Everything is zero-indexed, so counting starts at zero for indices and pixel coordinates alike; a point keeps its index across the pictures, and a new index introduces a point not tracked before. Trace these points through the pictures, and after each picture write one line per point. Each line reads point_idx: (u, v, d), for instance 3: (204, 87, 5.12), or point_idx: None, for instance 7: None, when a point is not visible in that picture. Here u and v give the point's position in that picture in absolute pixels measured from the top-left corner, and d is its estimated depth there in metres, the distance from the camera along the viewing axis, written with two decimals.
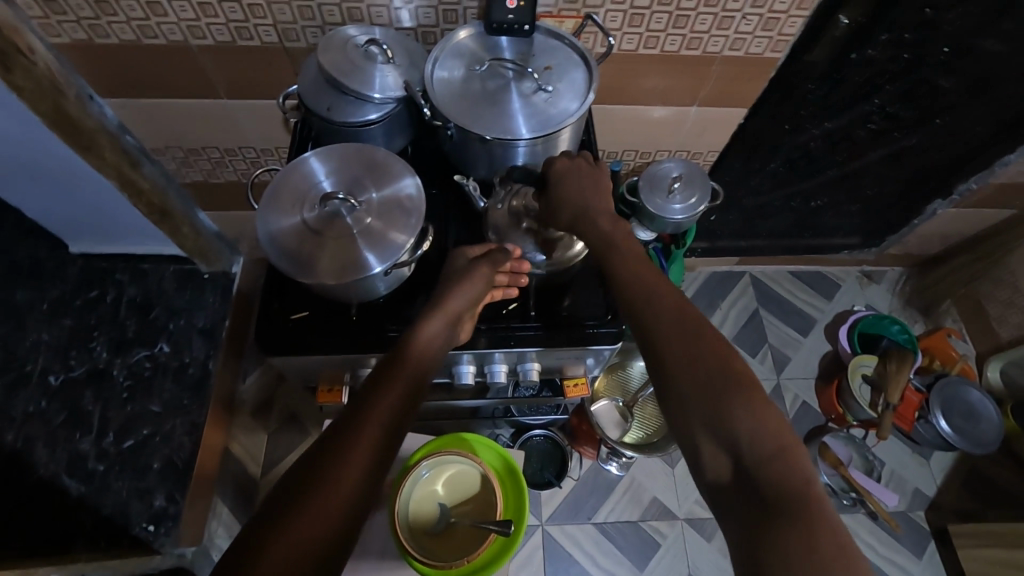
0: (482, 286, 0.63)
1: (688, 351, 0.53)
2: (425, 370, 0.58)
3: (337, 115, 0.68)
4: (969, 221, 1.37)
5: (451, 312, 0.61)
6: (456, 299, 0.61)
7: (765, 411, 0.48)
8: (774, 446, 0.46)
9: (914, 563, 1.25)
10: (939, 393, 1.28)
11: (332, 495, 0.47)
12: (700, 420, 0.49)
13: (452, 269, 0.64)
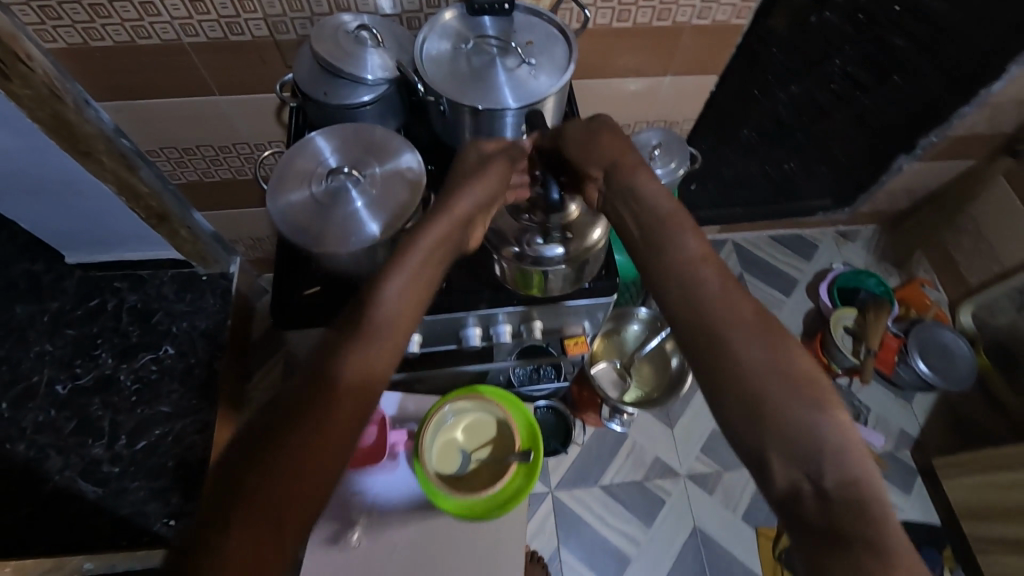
0: (499, 181, 0.64)
1: (753, 344, 0.47)
2: (423, 285, 0.56)
3: (335, 99, 0.71)
4: (932, 174, 1.44)
5: (462, 211, 0.61)
6: (466, 197, 0.61)
7: (842, 422, 0.43)
8: (847, 453, 0.41)
9: (905, 498, 1.33)
10: (915, 336, 1.36)
11: (334, 410, 0.45)
12: (776, 428, 0.43)
13: (469, 166, 0.65)
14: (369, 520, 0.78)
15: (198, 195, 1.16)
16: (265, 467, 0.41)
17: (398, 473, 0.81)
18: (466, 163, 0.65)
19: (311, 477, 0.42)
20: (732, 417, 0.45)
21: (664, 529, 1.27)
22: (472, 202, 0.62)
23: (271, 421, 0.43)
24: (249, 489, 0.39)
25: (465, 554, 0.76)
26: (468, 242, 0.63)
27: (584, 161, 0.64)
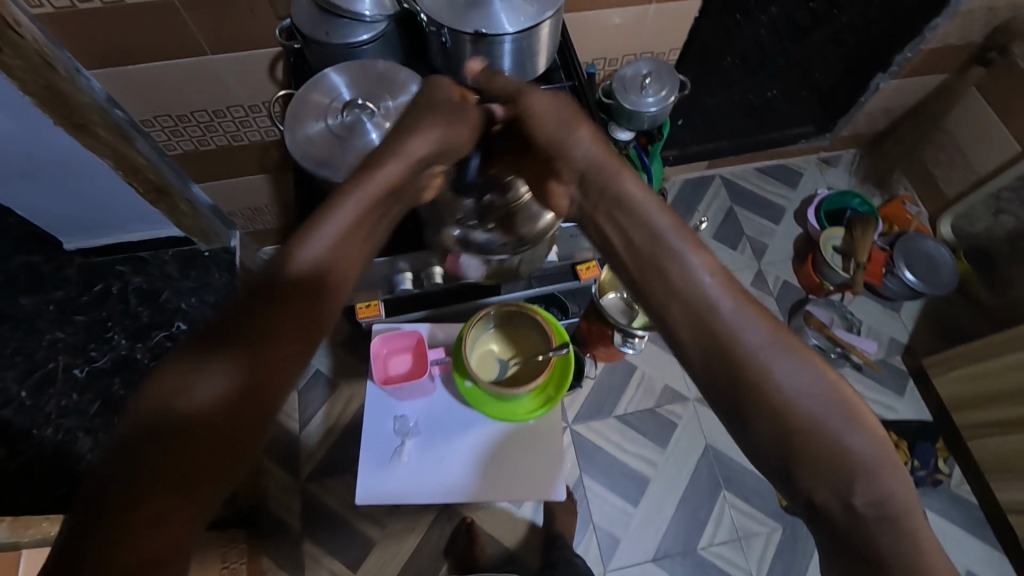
0: (467, 134, 0.59)
1: (784, 378, 0.42)
2: (349, 259, 0.49)
3: (337, 38, 0.73)
4: (909, 91, 1.48)
5: (407, 163, 0.54)
6: (416, 141, 0.55)
7: (884, 454, 0.40)
8: (887, 480, 0.39)
9: (899, 400, 1.42)
10: (900, 248, 1.43)
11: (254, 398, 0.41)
12: (822, 468, 0.40)
13: (435, 104, 0.59)
14: (414, 439, 0.85)
15: (199, 167, 1.15)
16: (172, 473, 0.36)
17: (435, 396, 0.87)
18: (433, 100, 0.60)
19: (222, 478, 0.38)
20: (764, 444, 0.41)
21: (678, 449, 1.34)
22: (419, 150, 0.55)
23: (157, 420, 0.37)
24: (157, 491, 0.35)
25: (505, 465, 0.84)
26: (408, 195, 0.57)
27: (564, 151, 0.56)
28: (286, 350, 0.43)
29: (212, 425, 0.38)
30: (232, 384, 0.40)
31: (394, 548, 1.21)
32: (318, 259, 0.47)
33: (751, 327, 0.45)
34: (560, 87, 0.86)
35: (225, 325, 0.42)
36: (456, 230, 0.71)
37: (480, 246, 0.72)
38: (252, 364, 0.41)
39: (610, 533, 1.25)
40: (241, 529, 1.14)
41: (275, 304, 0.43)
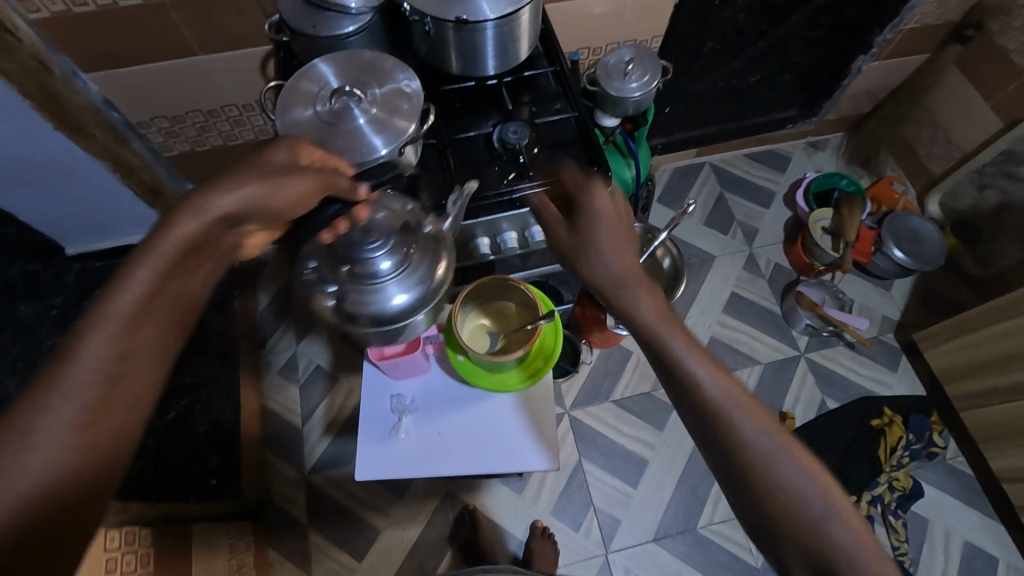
0: (290, 199, 0.56)
1: (777, 470, 0.50)
2: (177, 305, 0.48)
3: (323, 31, 0.76)
4: (891, 72, 1.50)
5: (213, 217, 0.50)
6: (219, 198, 0.51)
7: (852, 527, 0.48)
8: (822, 496, 0.49)
9: (892, 375, 1.45)
10: (888, 226, 1.45)
11: (81, 453, 0.41)
12: (795, 540, 0.49)
13: (259, 162, 0.56)
14: (411, 416, 0.86)
15: (191, 164, 1.16)
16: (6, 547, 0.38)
17: (431, 374, 0.90)
18: (265, 157, 0.57)
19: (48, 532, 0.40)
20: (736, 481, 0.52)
21: (676, 430, 1.35)
22: (226, 206, 0.51)
23: None
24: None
25: (501, 437, 0.85)
26: (227, 248, 0.53)
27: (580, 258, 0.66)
28: (106, 423, 0.43)
29: (39, 516, 0.39)
30: (44, 473, 0.40)
31: (399, 536, 1.23)
32: (128, 322, 0.45)
33: (752, 422, 0.52)
34: (542, 72, 0.88)
35: (22, 412, 0.41)
36: (329, 298, 0.68)
37: (351, 314, 0.67)
38: (64, 449, 0.41)
39: (611, 515, 1.27)
40: (248, 522, 1.16)
41: (81, 383, 0.42)
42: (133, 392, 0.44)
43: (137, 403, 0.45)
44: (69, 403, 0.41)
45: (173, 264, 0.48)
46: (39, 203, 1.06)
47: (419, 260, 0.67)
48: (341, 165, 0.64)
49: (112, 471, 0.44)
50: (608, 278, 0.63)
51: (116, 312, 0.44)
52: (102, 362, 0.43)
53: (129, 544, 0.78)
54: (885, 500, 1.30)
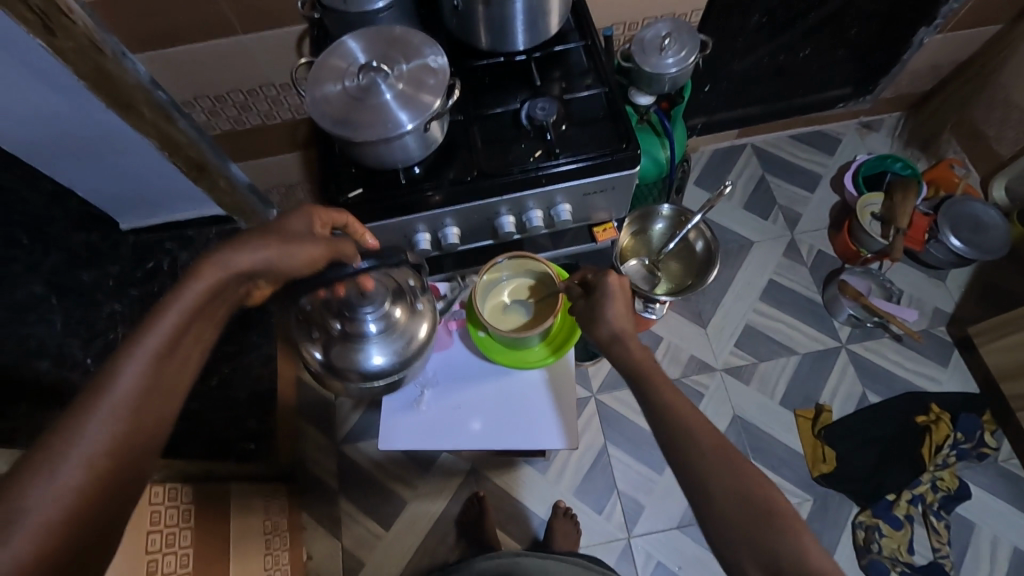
0: (298, 262, 0.61)
1: (723, 469, 0.53)
2: (196, 343, 0.52)
3: (353, 7, 0.76)
4: (958, 46, 1.39)
5: (223, 273, 0.55)
6: (232, 257, 0.56)
7: (790, 530, 0.50)
8: (775, 503, 0.51)
9: (943, 371, 1.37)
10: (946, 212, 1.36)
11: (126, 468, 0.45)
12: (742, 540, 0.51)
13: (276, 227, 0.61)
14: (431, 389, 0.88)
15: (233, 145, 1.20)
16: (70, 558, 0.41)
17: (452, 350, 0.91)
18: (284, 222, 0.62)
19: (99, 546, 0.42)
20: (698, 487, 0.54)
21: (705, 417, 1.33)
22: (240, 264, 0.56)
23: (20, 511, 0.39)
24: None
25: (518, 414, 0.86)
26: (235, 301, 0.57)
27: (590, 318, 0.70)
28: (126, 453, 0.44)
29: (58, 537, 0.40)
30: (65, 494, 0.41)
31: (426, 508, 1.27)
32: (159, 354, 0.48)
33: (701, 428, 0.56)
34: (574, 47, 0.86)
35: (47, 439, 0.43)
36: (318, 351, 0.78)
37: (336, 367, 0.77)
38: (86, 474, 0.42)
39: (634, 500, 1.26)
40: (283, 487, 1.21)
41: (108, 411, 0.44)
42: (154, 426, 0.47)
43: (153, 439, 0.47)
44: (94, 430, 0.43)
45: (195, 309, 0.52)
46: (95, 176, 1.11)
47: (404, 332, 0.78)
48: (365, 238, 0.71)
49: (124, 502, 0.44)
50: (605, 335, 0.68)
51: (140, 351, 0.48)
52: (127, 393, 0.46)
53: (171, 500, 0.83)
54: (927, 501, 1.24)
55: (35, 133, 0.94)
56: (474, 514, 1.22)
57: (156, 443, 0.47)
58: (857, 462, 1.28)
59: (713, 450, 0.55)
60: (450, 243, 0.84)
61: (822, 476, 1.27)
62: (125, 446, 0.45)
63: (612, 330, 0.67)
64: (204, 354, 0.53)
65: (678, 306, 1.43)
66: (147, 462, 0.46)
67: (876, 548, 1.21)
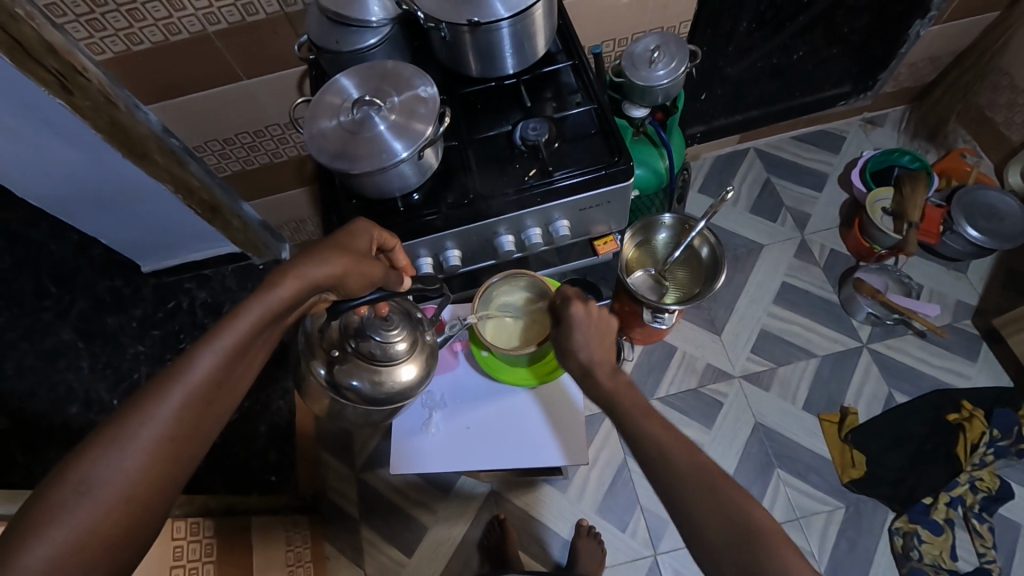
0: (363, 281, 0.64)
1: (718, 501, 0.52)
2: (261, 349, 0.55)
3: (346, 46, 0.81)
4: (957, 35, 1.37)
5: (302, 286, 0.57)
6: (311, 269, 0.58)
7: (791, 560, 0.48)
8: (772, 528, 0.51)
9: (971, 366, 1.32)
10: (959, 202, 1.33)
11: (181, 462, 0.48)
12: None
13: (345, 243, 0.63)
14: (440, 412, 0.88)
15: (244, 184, 1.21)
16: (120, 540, 0.44)
17: (458, 371, 0.92)
18: (351, 238, 0.65)
19: (142, 529, 0.45)
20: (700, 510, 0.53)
21: (726, 427, 1.30)
22: (318, 277, 0.58)
23: (93, 488, 0.43)
24: (93, 554, 0.42)
25: (527, 433, 0.87)
26: (301, 307, 0.60)
27: (587, 348, 0.70)
28: (186, 443, 0.48)
29: (116, 514, 0.43)
30: (129, 474, 0.45)
31: (447, 532, 1.26)
32: (233, 354, 0.51)
33: (708, 464, 0.55)
34: (562, 67, 0.88)
35: (124, 415, 0.46)
36: (322, 368, 0.72)
37: (338, 385, 0.71)
38: (150, 457, 0.46)
39: (658, 515, 1.24)
40: (305, 517, 1.22)
41: (180, 400, 0.48)
42: (213, 419, 0.50)
43: (210, 432, 0.50)
44: (165, 416, 0.47)
45: (272, 314, 0.54)
46: (115, 225, 1.16)
47: (414, 358, 0.74)
48: (400, 258, 0.72)
49: (175, 488, 0.48)
50: (595, 357, 0.69)
51: (215, 348, 0.50)
52: (199, 385, 0.49)
53: (193, 534, 0.84)
54: (967, 503, 1.19)
55: (65, 190, 1.02)
56: (496, 537, 1.21)
57: (211, 438, 0.50)
58: (891, 465, 1.23)
59: (707, 489, 0.53)
60: (451, 265, 0.85)
61: (852, 482, 1.23)
62: (184, 442, 0.48)
63: (586, 367, 0.69)
64: (264, 356, 0.56)
65: (691, 314, 1.41)
66: (202, 453, 0.49)
67: (916, 555, 1.16)
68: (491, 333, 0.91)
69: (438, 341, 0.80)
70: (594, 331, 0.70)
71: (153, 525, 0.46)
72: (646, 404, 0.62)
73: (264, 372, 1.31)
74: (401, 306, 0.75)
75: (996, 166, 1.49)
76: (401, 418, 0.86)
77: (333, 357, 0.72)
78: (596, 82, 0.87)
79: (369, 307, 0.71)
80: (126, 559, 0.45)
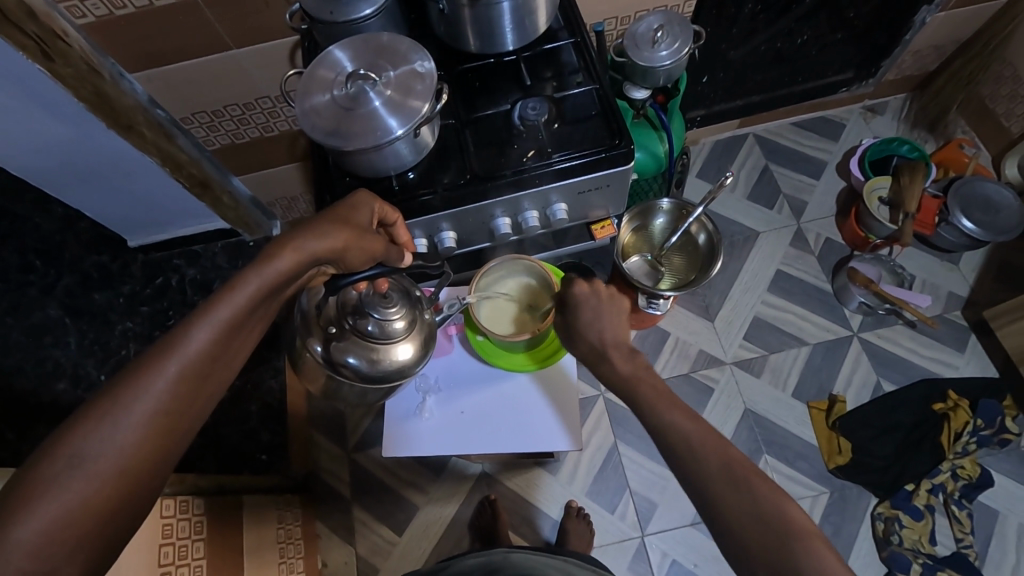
0: (363, 256, 0.62)
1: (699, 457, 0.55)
2: (256, 324, 0.53)
3: (340, 17, 0.77)
4: (963, 22, 1.35)
5: (301, 259, 0.55)
6: (312, 242, 0.57)
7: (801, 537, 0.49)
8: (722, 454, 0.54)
9: (960, 357, 1.34)
10: (956, 193, 1.33)
11: (175, 436, 0.47)
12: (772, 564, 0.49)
13: (346, 215, 0.62)
14: (434, 396, 0.88)
15: (234, 159, 1.17)
16: (113, 514, 0.43)
17: (453, 355, 0.91)
18: (352, 211, 0.63)
19: (136, 503, 0.44)
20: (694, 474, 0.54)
21: (717, 413, 1.31)
22: (317, 250, 0.57)
23: (85, 464, 0.42)
24: (84, 528, 0.41)
25: (522, 418, 0.87)
26: (298, 281, 0.58)
27: (584, 327, 0.69)
28: (181, 417, 0.47)
29: (110, 488, 0.43)
30: (122, 447, 0.44)
31: (438, 512, 1.27)
32: (229, 328, 0.50)
33: (706, 446, 0.55)
34: (563, 45, 0.85)
35: (117, 388, 0.45)
36: (318, 345, 0.70)
37: (335, 363, 0.70)
38: (144, 431, 0.45)
39: (647, 498, 1.25)
40: (295, 495, 1.23)
41: (174, 373, 0.46)
42: (209, 393, 0.49)
43: (205, 406, 0.49)
44: (160, 389, 0.46)
45: (270, 287, 0.53)
46: (100, 199, 1.13)
47: (412, 337, 0.73)
48: (401, 235, 0.71)
49: (170, 461, 0.47)
50: (582, 339, 0.68)
51: (210, 320, 0.49)
52: (194, 358, 0.47)
53: (183, 513, 0.83)
54: (948, 490, 1.21)
55: (45, 161, 0.99)
56: (487, 518, 1.22)
57: (204, 415, 0.49)
58: (876, 452, 1.26)
59: (717, 471, 0.53)
60: (446, 247, 0.83)
61: (838, 469, 1.25)
62: (179, 416, 0.47)
63: (583, 345, 0.69)
64: (261, 331, 0.54)
65: (685, 300, 1.41)
66: (197, 427, 0.49)
67: (897, 540, 1.18)
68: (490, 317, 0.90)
69: (436, 320, 0.79)
70: (607, 304, 0.70)
71: (147, 501, 0.45)
72: (644, 392, 0.61)
73: (254, 351, 1.30)
74: (400, 283, 0.74)
75: (994, 158, 1.49)
76: (395, 401, 0.86)
77: (330, 335, 0.70)
78: (598, 61, 0.85)
79: (368, 285, 0.70)
80: (121, 531, 0.44)
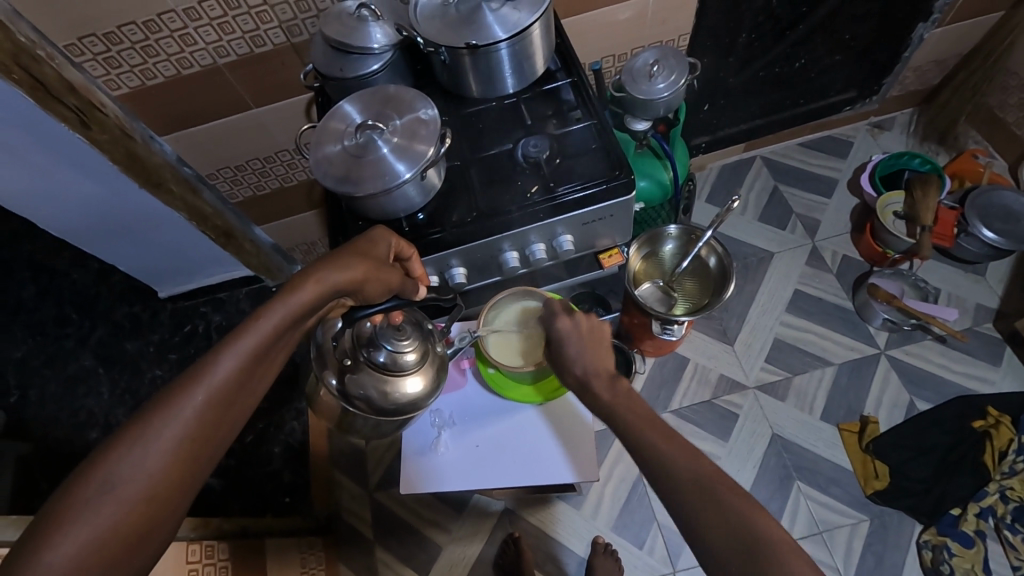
0: (381, 287, 0.66)
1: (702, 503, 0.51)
2: (280, 352, 0.56)
3: (349, 73, 0.82)
4: (961, 36, 1.37)
5: (322, 290, 0.58)
6: (333, 275, 0.59)
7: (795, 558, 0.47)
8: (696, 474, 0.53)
9: (996, 372, 1.29)
10: (973, 204, 1.31)
11: (199, 461, 0.48)
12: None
13: (365, 249, 0.65)
14: (448, 430, 0.89)
15: (257, 210, 1.22)
16: (138, 541, 0.44)
17: (466, 389, 0.92)
18: (372, 245, 0.66)
19: (159, 528, 0.46)
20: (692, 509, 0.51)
21: (743, 439, 1.27)
22: (339, 282, 0.60)
23: (115, 491, 0.44)
24: (108, 552, 0.43)
25: (537, 449, 0.86)
26: (318, 313, 0.61)
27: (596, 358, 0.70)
28: (206, 444, 0.48)
29: (138, 512, 0.44)
30: (150, 474, 0.45)
31: (461, 551, 1.25)
32: (254, 357, 0.52)
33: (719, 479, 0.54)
34: (562, 84, 0.88)
35: (147, 415, 0.47)
36: (333, 377, 0.72)
37: (348, 395, 0.71)
38: (170, 458, 0.46)
39: (675, 531, 1.21)
40: (319, 537, 1.22)
41: (201, 401, 0.48)
42: (232, 421, 0.51)
43: (227, 435, 0.50)
44: (187, 417, 0.47)
45: (293, 318, 0.55)
46: (133, 253, 1.19)
47: (422, 370, 0.74)
48: (415, 269, 0.74)
49: (194, 487, 0.48)
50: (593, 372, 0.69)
51: (237, 350, 0.51)
52: (220, 386, 0.49)
53: (207, 557, 0.85)
54: (998, 513, 1.15)
55: (82, 220, 1.06)
56: (511, 555, 1.19)
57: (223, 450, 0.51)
58: (915, 475, 1.20)
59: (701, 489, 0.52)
60: (456, 283, 0.86)
61: (876, 494, 1.19)
62: (203, 443, 0.48)
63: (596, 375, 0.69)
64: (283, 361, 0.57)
65: (702, 324, 1.40)
66: (218, 454, 0.50)
67: (947, 570, 1.12)
68: (523, 359, 0.90)
69: (448, 354, 0.81)
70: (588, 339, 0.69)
71: (167, 528, 0.47)
72: None
73: (276, 393, 1.33)
74: (412, 316, 0.76)
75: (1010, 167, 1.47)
76: (410, 435, 0.87)
77: (347, 365, 0.71)
78: (595, 97, 0.88)
79: (384, 316, 0.72)
80: (141, 561, 0.45)
